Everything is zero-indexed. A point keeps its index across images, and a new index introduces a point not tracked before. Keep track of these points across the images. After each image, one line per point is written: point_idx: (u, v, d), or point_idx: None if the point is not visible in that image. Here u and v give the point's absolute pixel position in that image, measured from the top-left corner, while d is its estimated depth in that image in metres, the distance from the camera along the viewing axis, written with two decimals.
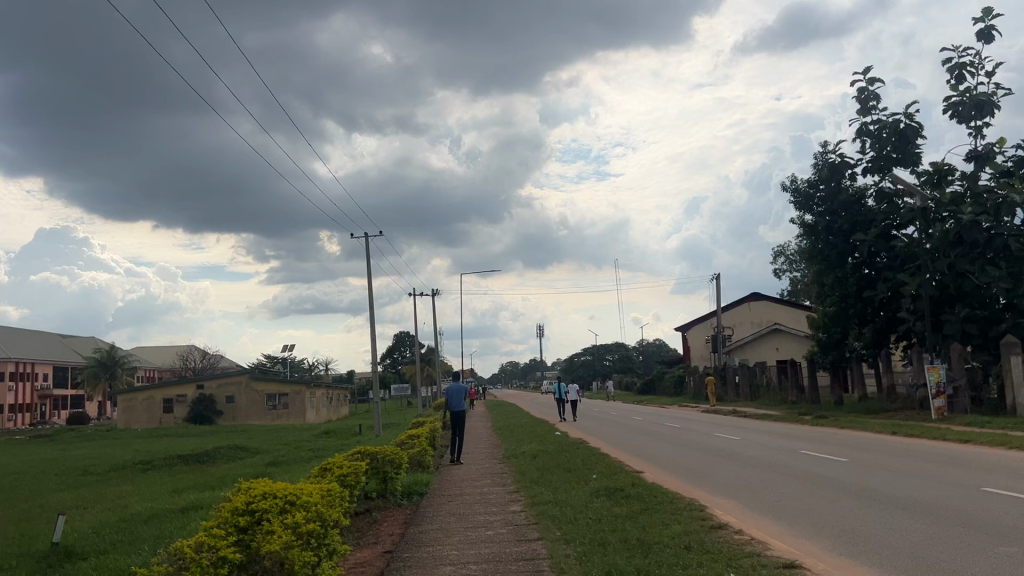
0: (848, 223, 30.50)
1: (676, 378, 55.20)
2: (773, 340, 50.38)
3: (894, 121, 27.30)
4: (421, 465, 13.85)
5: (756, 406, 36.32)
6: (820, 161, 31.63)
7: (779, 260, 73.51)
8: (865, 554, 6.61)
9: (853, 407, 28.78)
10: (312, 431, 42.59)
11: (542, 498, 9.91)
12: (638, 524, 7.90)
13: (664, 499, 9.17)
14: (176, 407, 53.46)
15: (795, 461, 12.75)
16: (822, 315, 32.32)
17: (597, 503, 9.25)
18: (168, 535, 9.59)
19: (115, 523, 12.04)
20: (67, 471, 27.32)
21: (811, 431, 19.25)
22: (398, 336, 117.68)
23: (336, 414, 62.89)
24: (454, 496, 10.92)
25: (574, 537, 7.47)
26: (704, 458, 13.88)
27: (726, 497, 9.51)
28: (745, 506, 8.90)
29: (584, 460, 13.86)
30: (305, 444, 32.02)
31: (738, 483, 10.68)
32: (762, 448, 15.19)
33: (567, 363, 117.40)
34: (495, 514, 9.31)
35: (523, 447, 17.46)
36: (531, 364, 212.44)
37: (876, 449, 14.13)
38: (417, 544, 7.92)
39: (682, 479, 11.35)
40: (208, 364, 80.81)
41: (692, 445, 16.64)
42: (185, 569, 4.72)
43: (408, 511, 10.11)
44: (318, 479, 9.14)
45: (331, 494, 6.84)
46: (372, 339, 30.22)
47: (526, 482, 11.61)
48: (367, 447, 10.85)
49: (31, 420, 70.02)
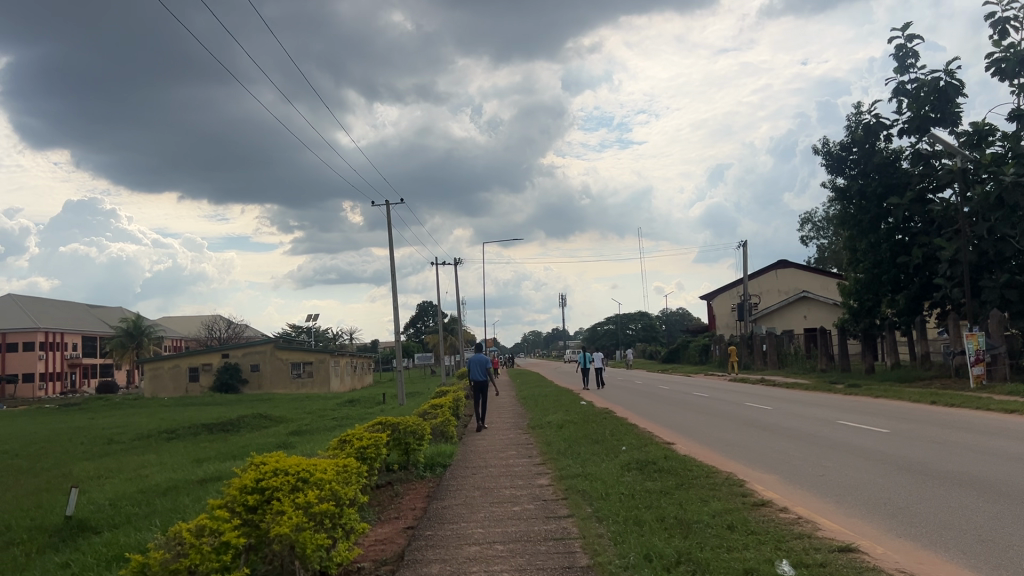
0: (883, 186, 29.57)
1: (702, 347, 54.54)
2: (801, 307, 49.48)
3: (933, 79, 26.28)
4: (444, 435, 13.50)
5: (785, 374, 35.66)
6: (853, 122, 30.64)
7: (806, 227, 72.32)
8: (924, 536, 6.07)
9: (887, 376, 28.03)
10: (337, 400, 42.63)
11: (571, 470, 9.48)
12: (672, 500, 7.44)
13: (699, 473, 8.67)
14: (202, 375, 53.77)
15: (833, 432, 12.23)
16: (854, 281, 31.47)
17: (629, 476, 8.79)
18: (183, 508, 9.28)
19: (134, 495, 11.80)
20: (92, 440, 27.36)
21: (844, 400, 18.65)
22: (421, 306, 117.92)
23: (360, 382, 63.03)
24: (479, 468, 10.55)
25: (606, 514, 7.04)
26: (738, 429, 13.38)
27: (766, 471, 9.01)
28: (787, 481, 8.40)
29: (612, 430, 13.42)
30: (329, 413, 31.94)
31: (777, 455, 10.18)
32: (796, 418, 14.68)
33: (590, 332, 116.90)
34: (521, 487, 8.90)
35: (548, 417, 17.04)
36: (554, 334, 212.55)
37: (918, 419, 13.54)
38: (441, 520, 7.54)
39: (716, 450, 10.86)
40: (233, 334, 81.29)
41: (722, 415, 16.17)
42: (184, 556, 4.31)
43: (431, 484, 9.73)
44: (336, 451, 8.75)
45: (349, 470, 6.45)
46: (395, 308, 29.87)
47: (553, 454, 11.17)
48: (388, 417, 10.45)
49: (61, 389, 70.98)
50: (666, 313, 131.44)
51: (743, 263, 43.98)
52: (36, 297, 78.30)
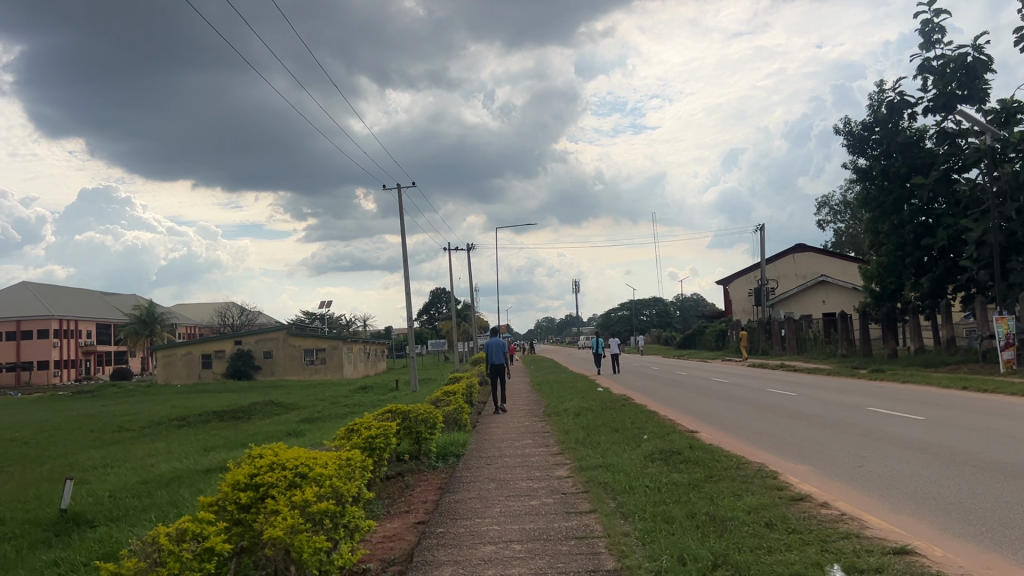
0: (906, 166, 28.73)
1: (718, 332, 53.83)
2: (819, 292, 48.69)
3: (961, 54, 25.40)
4: (457, 423, 13.03)
5: (806, 360, 34.95)
6: (875, 101, 29.77)
7: (823, 211, 71.38)
8: (987, 536, 5.49)
9: (911, 360, 27.30)
10: (349, 387, 42.24)
11: (590, 462, 8.95)
12: (700, 493, 6.92)
13: (728, 465, 8.12)
14: (215, 362, 53.65)
15: (864, 420, 11.65)
16: (877, 264, 30.70)
17: (653, 468, 8.26)
18: (183, 502, 8.86)
19: (135, 487, 11.38)
20: (102, 428, 27.06)
21: (869, 385, 18.03)
22: (434, 293, 117.64)
23: (373, 368, 62.79)
24: (493, 459, 10.03)
25: (633, 509, 6.53)
26: (761, 416, 12.81)
27: (800, 462, 8.45)
28: (823, 472, 7.86)
29: (632, 418, 12.86)
30: (342, 400, 31.57)
31: (809, 444, 9.60)
32: (821, 404, 14.11)
33: (604, 318, 116.28)
34: (539, 479, 8.37)
35: (564, 404, 16.49)
36: (567, 321, 212.08)
37: (952, 405, 12.94)
38: (455, 515, 7.08)
39: (743, 439, 10.31)
40: (246, 321, 81.24)
41: (745, 401, 15.59)
42: (162, 565, 3.81)
43: (444, 476, 9.24)
44: (343, 442, 8.26)
45: (355, 463, 5.95)
46: (406, 295, 29.37)
47: (571, 443, 10.65)
48: (399, 405, 9.95)
49: (76, 376, 71.16)
50: (680, 299, 130.48)
51: (760, 247, 43.23)
52: (51, 285, 78.54)
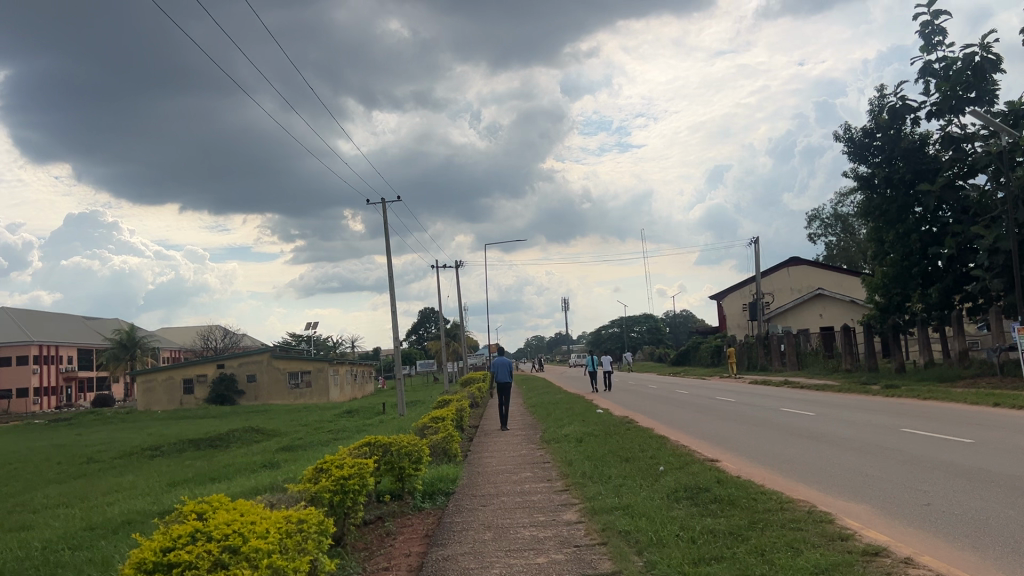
0: (911, 173, 27.63)
1: (714, 349, 52.52)
2: (816, 305, 47.53)
3: (967, 55, 24.38)
4: (446, 453, 11.65)
5: (808, 376, 33.74)
6: (876, 106, 28.70)
7: (813, 224, 70.73)
8: None
9: (921, 375, 26.06)
10: (335, 410, 40.61)
11: (604, 502, 7.60)
12: (748, 547, 5.62)
13: (770, 507, 6.85)
14: (197, 387, 51.82)
15: (902, 443, 10.42)
16: (881, 275, 29.57)
17: (680, 511, 6.95)
18: (115, 560, 7.42)
19: (76, 536, 9.91)
20: (70, 459, 25.39)
21: (892, 404, 16.66)
22: (423, 313, 116.34)
23: (360, 390, 61.18)
24: (488, 498, 8.67)
25: (666, 570, 5.22)
26: (784, 440, 11.57)
27: (852, 500, 7.20)
28: (888, 516, 6.58)
29: (641, 446, 11.54)
30: (326, 426, 30.06)
31: (857, 476, 8.33)
32: (848, 425, 12.86)
33: (594, 335, 114.52)
34: (544, 527, 7.02)
35: (562, 429, 15.06)
36: (556, 340, 211.35)
37: (993, 425, 11.69)
38: (443, 575, 5.74)
39: (777, 470, 9.02)
40: (230, 343, 79.45)
41: (760, 423, 14.33)
42: None
43: (432, 522, 7.89)
44: (307, 486, 6.87)
45: (307, 521, 4.55)
46: (393, 314, 27.94)
47: (578, 476, 9.31)
48: (379, 438, 8.59)
49: (56, 404, 69.17)
50: (671, 316, 128.99)
51: (755, 259, 42.17)
52: (29, 310, 76.55)
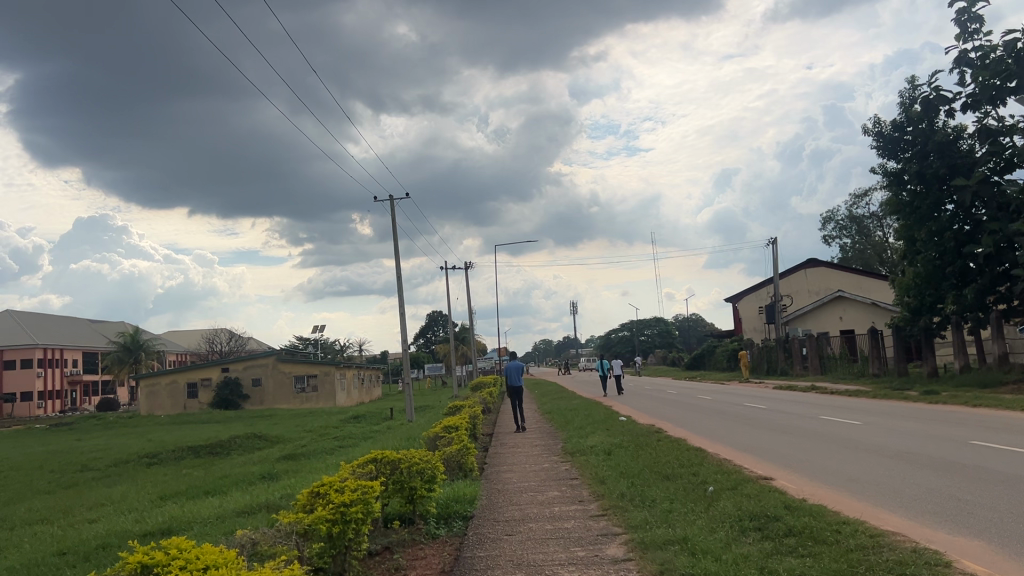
0: (945, 168, 26.31)
1: (730, 353, 51.13)
2: (836, 308, 45.95)
3: (1006, 43, 23.08)
4: (462, 468, 10.44)
5: (834, 381, 32.45)
6: (907, 98, 27.42)
7: (829, 226, 69.27)
8: None
9: (957, 380, 24.69)
10: (341, 416, 39.31)
11: (658, 534, 6.36)
12: None
13: (865, 541, 5.64)
14: (201, 392, 50.73)
15: (980, 458, 9.17)
16: (912, 275, 28.23)
17: (751, 548, 5.70)
18: None
19: (45, 562, 8.75)
20: (63, 467, 24.21)
21: (941, 411, 15.34)
22: (430, 316, 115.18)
23: (367, 395, 59.85)
24: (514, 524, 7.45)
25: None
26: (842, 454, 10.32)
27: (959, 534, 6.00)
28: (1015, 554, 5.38)
29: (682, 459, 10.29)
30: (331, 431, 28.98)
31: (949, 501, 7.09)
32: (907, 437, 11.54)
33: (603, 338, 113.51)
34: (586, 567, 5.77)
35: (586, 439, 13.86)
36: (562, 343, 209.53)
37: None
38: None
39: (849, 492, 7.75)
40: (235, 347, 78.33)
41: (806, 433, 13.01)
42: None
43: (448, 554, 6.65)
44: (301, 515, 5.68)
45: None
46: (400, 316, 26.83)
47: (616, 498, 8.08)
48: (385, 454, 7.45)
49: (60, 407, 68.17)
50: (680, 319, 127.28)
51: (774, 261, 40.81)
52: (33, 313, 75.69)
